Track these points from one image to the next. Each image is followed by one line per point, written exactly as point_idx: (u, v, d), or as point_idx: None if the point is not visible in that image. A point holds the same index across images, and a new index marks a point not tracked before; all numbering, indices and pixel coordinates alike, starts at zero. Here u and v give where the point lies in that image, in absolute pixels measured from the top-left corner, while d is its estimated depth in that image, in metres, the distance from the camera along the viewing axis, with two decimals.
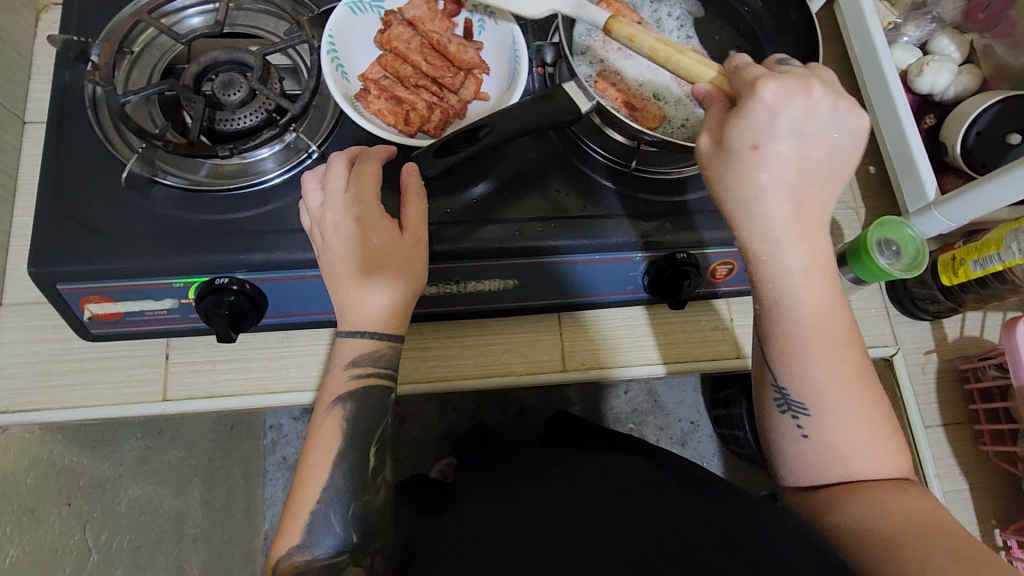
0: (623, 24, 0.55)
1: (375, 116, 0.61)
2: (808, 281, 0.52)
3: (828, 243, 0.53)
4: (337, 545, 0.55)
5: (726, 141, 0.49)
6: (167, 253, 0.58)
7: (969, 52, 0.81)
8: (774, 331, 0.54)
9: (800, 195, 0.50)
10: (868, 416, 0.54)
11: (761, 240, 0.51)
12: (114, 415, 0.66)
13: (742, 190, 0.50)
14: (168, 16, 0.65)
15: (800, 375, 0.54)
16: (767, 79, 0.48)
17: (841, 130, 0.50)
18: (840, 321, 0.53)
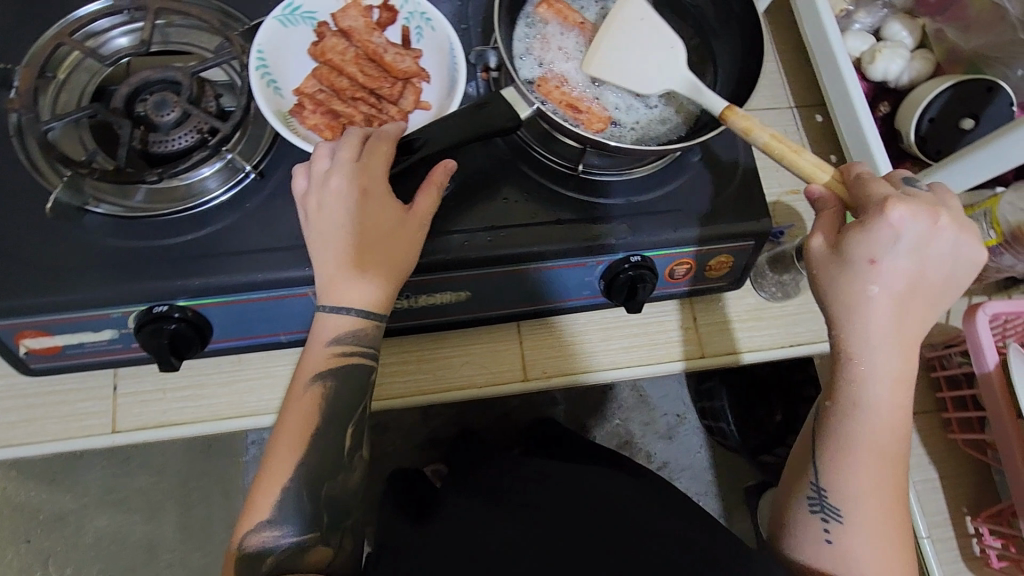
0: (739, 115, 0.55)
1: (311, 131, 0.61)
2: (887, 392, 0.53)
3: (908, 363, 0.53)
4: (304, 524, 0.52)
5: (843, 246, 0.51)
6: (102, 284, 0.56)
7: (922, 37, 0.80)
8: (835, 428, 0.54)
9: (901, 310, 0.52)
10: (901, 545, 0.53)
11: (855, 338, 0.52)
12: (62, 450, 0.64)
13: (849, 294, 0.51)
14: (94, 38, 0.63)
15: (845, 478, 0.53)
16: (899, 199, 0.50)
17: (948, 259, 0.52)
18: (900, 437, 0.54)
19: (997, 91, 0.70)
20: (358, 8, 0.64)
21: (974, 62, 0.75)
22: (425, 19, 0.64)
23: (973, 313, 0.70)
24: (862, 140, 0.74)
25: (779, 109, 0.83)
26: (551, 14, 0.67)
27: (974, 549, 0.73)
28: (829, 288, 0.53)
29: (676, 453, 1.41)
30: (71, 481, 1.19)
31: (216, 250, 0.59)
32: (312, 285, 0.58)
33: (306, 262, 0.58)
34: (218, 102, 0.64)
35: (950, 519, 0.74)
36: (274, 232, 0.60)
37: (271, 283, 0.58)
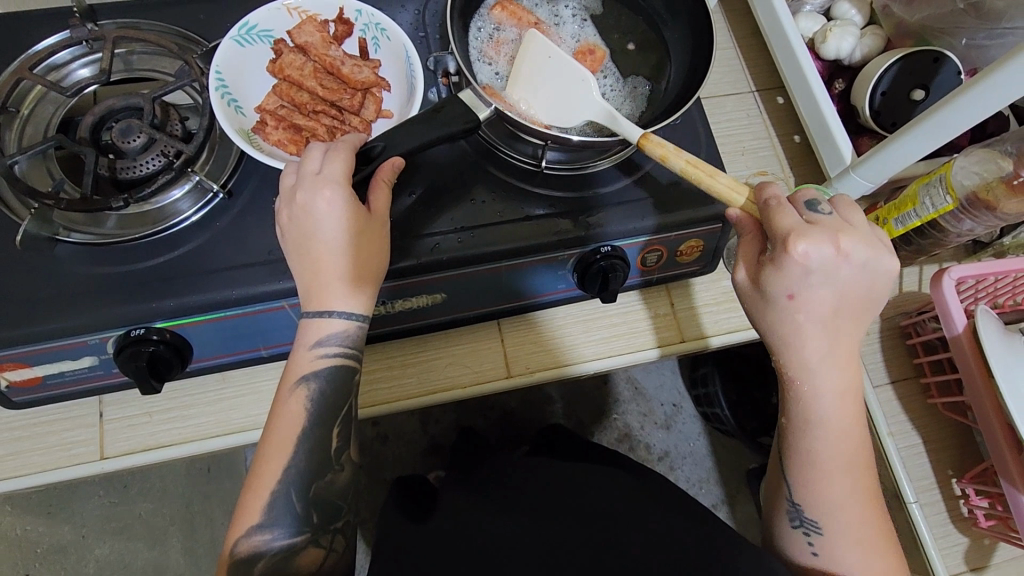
0: (655, 142, 0.56)
1: (275, 147, 0.62)
2: (837, 411, 0.53)
3: (854, 375, 0.53)
4: (296, 524, 0.52)
5: (762, 285, 0.51)
6: (75, 312, 0.57)
7: (871, 13, 0.82)
8: (796, 453, 0.54)
9: (833, 331, 0.51)
10: (886, 547, 0.55)
11: (797, 370, 0.52)
12: (50, 481, 0.65)
13: (781, 329, 0.51)
14: (55, 71, 0.64)
15: (818, 496, 0.54)
16: (799, 235, 0.48)
17: (869, 273, 0.50)
18: (859, 450, 0.54)
19: (943, 61, 0.72)
20: (313, 24, 0.65)
21: (923, 35, 0.77)
22: (380, 30, 0.66)
23: (938, 279, 0.71)
24: (819, 117, 0.75)
25: (740, 94, 0.85)
26: (504, 16, 0.68)
27: (961, 510, 0.75)
28: (763, 325, 0.52)
29: (675, 442, 1.41)
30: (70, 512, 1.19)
31: (189, 270, 0.59)
32: (286, 297, 0.59)
33: (279, 276, 0.59)
34: (184, 125, 0.65)
35: (936, 482, 0.75)
36: (247, 248, 0.60)
37: (245, 299, 0.59)
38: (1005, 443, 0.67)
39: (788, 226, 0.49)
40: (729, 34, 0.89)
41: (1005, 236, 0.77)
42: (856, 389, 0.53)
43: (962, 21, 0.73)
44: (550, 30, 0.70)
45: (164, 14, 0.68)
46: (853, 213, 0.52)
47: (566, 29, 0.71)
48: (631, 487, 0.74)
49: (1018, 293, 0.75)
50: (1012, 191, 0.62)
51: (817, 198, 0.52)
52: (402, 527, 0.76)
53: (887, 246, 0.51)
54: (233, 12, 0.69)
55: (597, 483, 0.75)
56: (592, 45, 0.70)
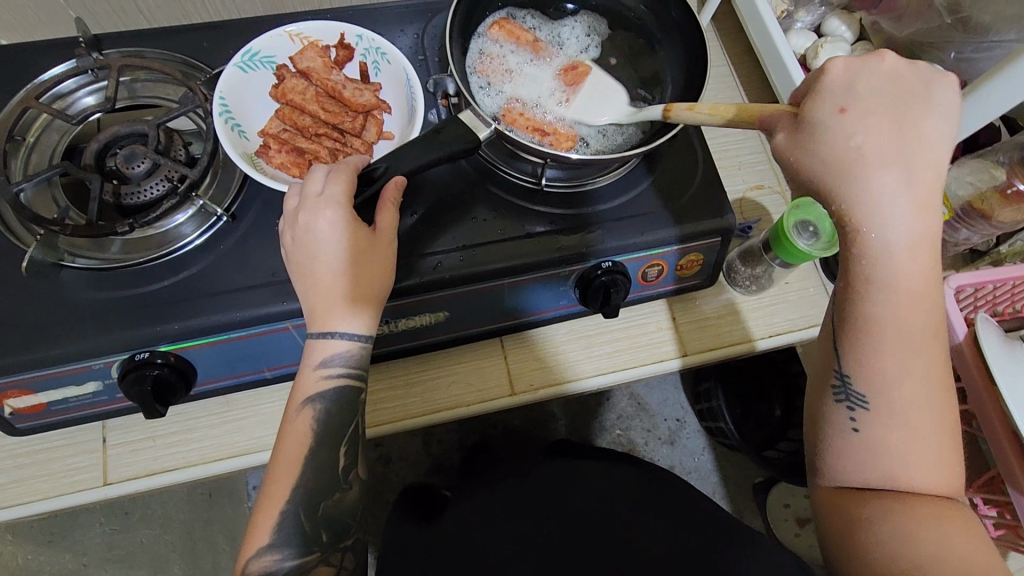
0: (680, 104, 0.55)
1: (278, 170, 0.62)
2: (904, 260, 0.47)
3: (927, 219, 0.47)
4: (304, 544, 0.52)
5: (811, 111, 0.47)
6: (80, 336, 0.57)
7: (860, 30, 0.84)
8: (855, 317, 0.49)
9: (902, 157, 0.46)
10: (938, 423, 0.50)
11: (861, 207, 0.46)
12: (54, 508, 0.64)
13: (838, 155, 0.46)
14: (60, 99, 0.65)
15: (872, 363, 0.49)
16: (837, 59, 0.47)
17: (932, 102, 0.47)
18: (926, 309, 0.48)
19: None
20: (315, 49, 0.67)
21: (912, 49, 0.79)
22: (380, 54, 0.67)
23: None
24: None
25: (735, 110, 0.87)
26: (498, 31, 0.70)
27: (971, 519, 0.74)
28: (816, 161, 0.47)
29: (680, 457, 1.40)
30: (71, 540, 1.18)
31: (194, 293, 0.59)
32: (290, 318, 0.59)
33: (284, 297, 0.59)
34: (187, 150, 0.66)
35: None
36: (252, 269, 0.61)
37: (250, 320, 0.59)
38: (1011, 452, 0.67)
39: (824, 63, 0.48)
40: (722, 51, 0.91)
41: (1002, 245, 0.77)
42: (928, 236, 0.47)
43: (950, 35, 0.75)
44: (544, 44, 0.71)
45: (168, 41, 0.69)
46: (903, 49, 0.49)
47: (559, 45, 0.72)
48: (638, 500, 0.74)
49: (1018, 300, 0.75)
50: (1007, 201, 0.64)
51: None
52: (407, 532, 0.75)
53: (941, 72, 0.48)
54: (236, 38, 0.71)
55: (601, 497, 0.75)
56: (575, 63, 0.70)
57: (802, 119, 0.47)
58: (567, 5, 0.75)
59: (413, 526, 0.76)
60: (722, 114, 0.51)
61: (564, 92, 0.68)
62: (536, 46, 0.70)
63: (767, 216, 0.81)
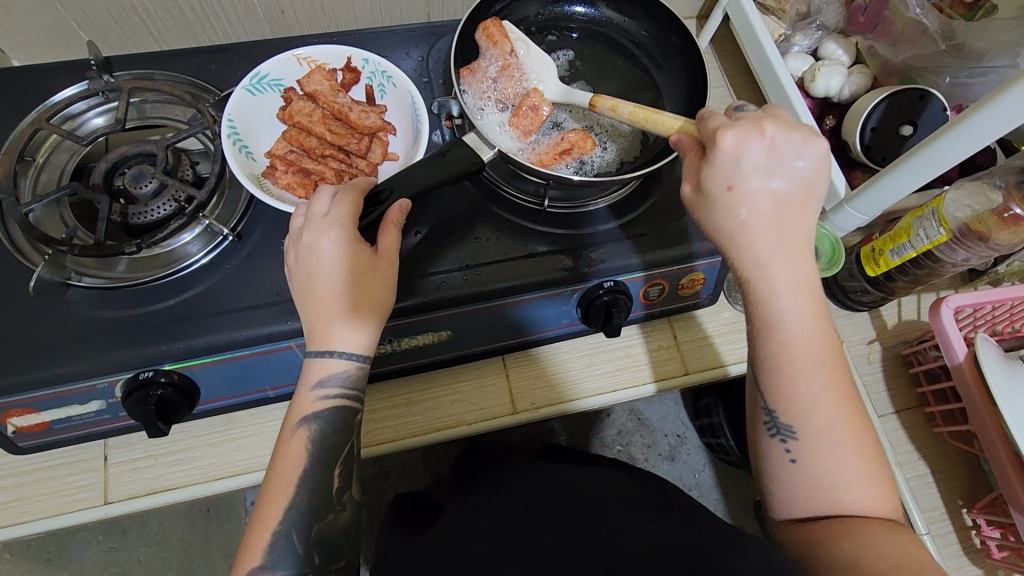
0: (606, 99, 0.62)
1: (285, 191, 0.63)
2: (796, 302, 0.52)
3: (808, 266, 0.53)
4: (297, 566, 0.51)
5: (702, 182, 0.52)
6: (84, 355, 0.57)
7: (857, 53, 0.85)
8: (765, 355, 0.53)
9: (781, 216, 0.52)
10: (863, 449, 0.51)
11: (750, 264, 0.52)
12: (53, 527, 0.64)
13: (726, 222, 0.52)
14: (70, 121, 0.66)
15: (791, 399, 0.52)
16: (725, 131, 0.51)
17: (804, 160, 0.52)
18: (826, 343, 0.52)
19: (929, 99, 0.75)
20: (322, 72, 0.68)
21: (907, 73, 0.81)
22: (386, 77, 0.68)
23: (936, 308, 0.72)
24: None
25: None
26: (485, 40, 0.68)
27: (974, 542, 0.73)
28: (712, 228, 0.53)
29: (681, 473, 1.40)
30: (69, 558, 1.17)
31: (198, 311, 0.60)
32: (293, 337, 0.60)
33: (287, 316, 0.60)
34: (194, 169, 0.67)
35: (946, 513, 0.74)
36: (255, 289, 0.61)
37: (254, 340, 0.59)
38: (1013, 473, 0.66)
39: (716, 127, 0.53)
40: (722, 74, 0.93)
41: (1000, 265, 0.79)
42: (813, 281, 0.53)
43: (944, 60, 0.76)
44: (519, 69, 0.68)
45: (179, 64, 0.71)
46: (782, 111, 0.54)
47: (536, 73, 0.68)
48: (635, 494, 0.74)
49: (1015, 320, 0.75)
50: (1004, 223, 0.65)
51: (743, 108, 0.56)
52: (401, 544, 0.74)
53: (815, 132, 0.53)
54: (246, 61, 0.72)
55: (598, 488, 0.74)
56: (535, 100, 0.66)
57: (698, 188, 0.52)
58: (570, 30, 0.76)
59: (412, 534, 0.76)
60: (642, 122, 0.59)
61: (510, 133, 0.67)
62: (509, 78, 0.67)
63: None
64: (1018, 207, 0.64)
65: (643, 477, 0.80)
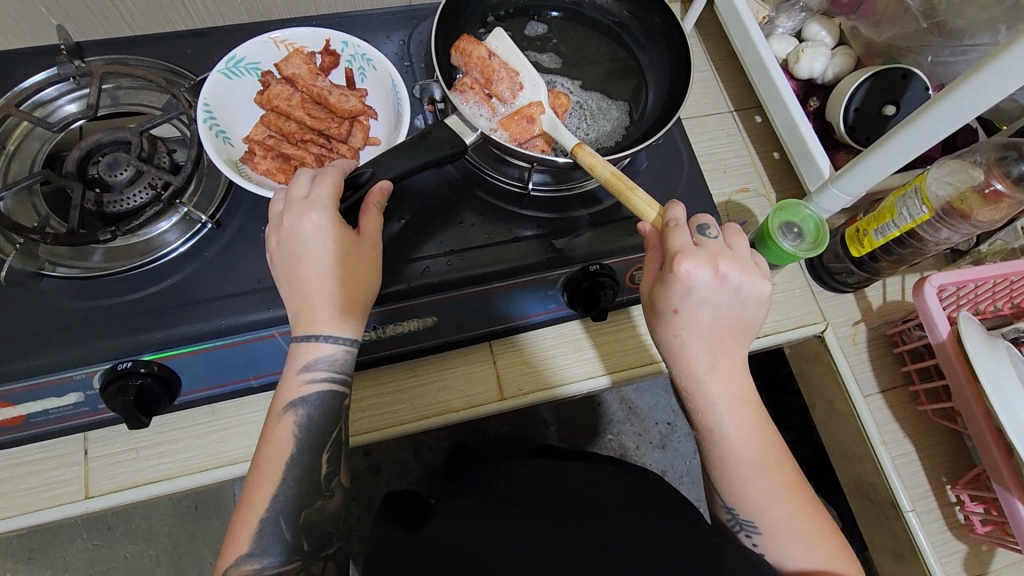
0: (586, 151, 0.58)
1: (264, 176, 0.62)
2: (734, 413, 0.55)
3: (743, 380, 0.56)
4: (286, 552, 0.51)
5: (654, 299, 0.54)
6: (61, 345, 0.56)
7: (840, 35, 0.85)
8: (713, 461, 0.57)
9: (721, 343, 0.55)
10: (820, 531, 0.55)
11: (688, 384, 0.55)
12: (35, 523, 0.63)
13: (671, 343, 0.55)
14: (41, 108, 0.65)
15: (744, 501, 0.56)
16: (681, 261, 0.51)
17: (749, 299, 0.54)
18: (765, 445, 0.56)
19: (911, 78, 0.76)
20: (300, 56, 0.67)
21: (889, 54, 0.81)
22: (366, 60, 0.67)
23: (920, 287, 0.73)
24: (798, 136, 0.77)
25: (720, 114, 0.88)
26: (461, 58, 0.66)
27: (957, 517, 0.74)
28: (661, 345, 0.56)
29: (672, 461, 1.40)
30: (53, 556, 1.16)
31: (178, 300, 0.59)
32: (277, 325, 0.59)
33: (270, 303, 0.59)
34: (171, 156, 0.66)
35: (931, 490, 0.75)
36: (237, 277, 0.60)
37: (235, 328, 0.58)
38: (995, 449, 0.67)
39: (676, 248, 0.53)
40: (705, 58, 0.92)
41: (982, 244, 0.80)
42: (746, 393, 0.56)
43: (926, 39, 0.77)
44: (510, 82, 0.65)
45: (154, 50, 0.70)
46: (738, 238, 0.55)
47: (531, 83, 0.65)
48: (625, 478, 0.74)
49: (998, 299, 0.76)
50: (985, 201, 0.65)
51: (709, 225, 0.55)
52: (391, 540, 0.73)
53: (763, 272, 0.54)
54: (222, 46, 0.71)
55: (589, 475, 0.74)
56: (535, 111, 0.63)
57: (649, 305, 0.55)
58: (552, 12, 0.75)
59: (403, 528, 0.76)
60: (616, 188, 0.57)
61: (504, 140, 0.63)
62: (501, 81, 0.64)
63: (753, 217, 0.82)
64: (999, 183, 0.64)
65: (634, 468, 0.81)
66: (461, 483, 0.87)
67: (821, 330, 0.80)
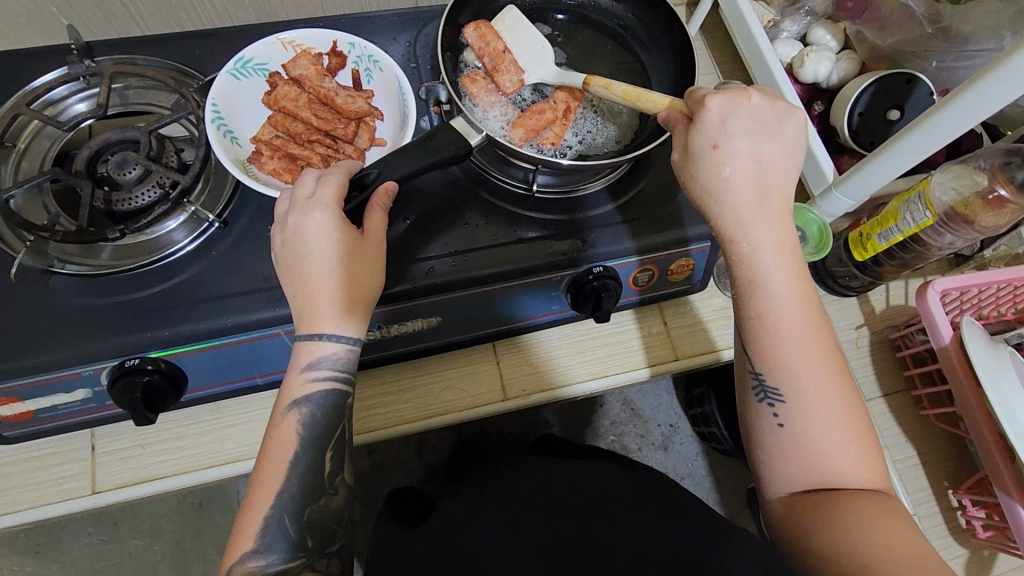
0: (599, 78, 0.61)
1: (271, 176, 0.63)
2: (780, 263, 0.51)
3: (789, 229, 0.52)
4: (291, 549, 0.52)
5: (688, 144, 0.52)
6: (70, 342, 0.56)
7: (845, 39, 0.86)
8: (748, 314, 0.52)
9: (763, 179, 0.51)
10: (851, 408, 0.51)
11: (731, 224, 0.51)
12: (43, 518, 0.64)
13: (710, 182, 0.51)
14: (51, 106, 0.65)
15: (777, 360, 0.51)
16: (712, 94, 0.51)
17: (789, 133, 0.52)
18: (810, 312, 0.51)
19: (916, 83, 0.76)
20: (308, 57, 0.67)
21: (895, 58, 0.81)
22: (373, 62, 0.68)
23: (923, 292, 0.73)
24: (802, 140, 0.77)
25: None
26: (477, 39, 0.67)
27: (959, 522, 0.74)
28: (695, 188, 0.52)
29: (674, 462, 1.40)
30: (59, 551, 1.16)
31: (185, 298, 0.59)
32: (282, 324, 0.59)
33: (275, 302, 0.59)
34: (179, 156, 0.66)
35: (933, 494, 0.75)
36: (244, 276, 0.61)
37: (241, 327, 0.59)
38: (997, 454, 0.67)
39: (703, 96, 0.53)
40: (711, 61, 0.93)
41: (986, 249, 0.80)
42: (794, 246, 0.52)
43: (932, 44, 0.77)
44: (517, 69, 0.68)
45: (163, 50, 0.70)
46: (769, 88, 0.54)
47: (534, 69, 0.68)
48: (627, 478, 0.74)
49: (1001, 304, 0.76)
50: (989, 206, 0.65)
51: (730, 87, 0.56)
52: (394, 537, 0.74)
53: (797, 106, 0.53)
54: (230, 47, 0.72)
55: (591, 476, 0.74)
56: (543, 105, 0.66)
57: (683, 150, 0.52)
58: (557, 15, 0.76)
59: (405, 526, 0.76)
60: (634, 98, 0.58)
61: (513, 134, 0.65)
62: (505, 72, 0.67)
63: None
64: (1003, 189, 0.64)
65: (636, 469, 0.81)
66: (462, 482, 0.87)
67: None
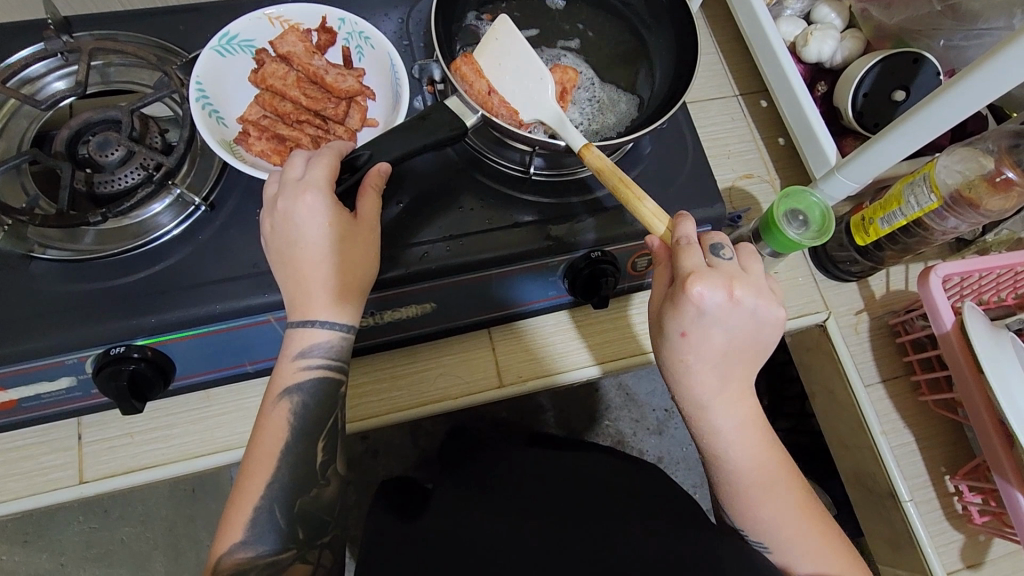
0: (594, 153, 0.57)
1: (259, 158, 0.61)
2: (739, 437, 0.55)
3: (750, 402, 0.55)
4: (280, 541, 0.51)
5: (662, 319, 0.53)
6: (51, 330, 0.55)
7: (849, 17, 0.84)
8: (719, 482, 0.57)
9: (726, 367, 0.53)
10: (834, 551, 0.55)
11: (694, 408, 0.54)
12: (30, 508, 0.62)
13: (675, 365, 0.54)
14: (28, 85, 0.63)
15: (753, 521, 0.56)
16: (697, 280, 0.50)
17: (762, 323, 0.53)
18: (776, 470, 0.56)
19: (921, 63, 0.74)
20: (296, 33, 0.65)
21: (901, 37, 0.79)
22: (364, 38, 0.65)
23: (925, 277, 0.72)
24: (804, 121, 0.75)
25: (724, 98, 0.86)
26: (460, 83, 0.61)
27: (956, 507, 0.74)
28: (664, 364, 0.55)
29: (668, 447, 1.41)
30: (50, 539, 1.16)
31: (171, 285, 0.57)
32: (272, 310, 0.58)
33: (265, 289, 0.57)
34: (164, 137, 0.64)
35: (930, 480, 0.75)
36: (233, 260, 0.59)
37: (232, 313, 0.57)
38: (999, 441, 0.67)
39: (692, 269, 0.51)
40: (711, 40, 0.90)
41: (988, 233, 0.79)
42: (756, 417, 0.55)
43: (940, 22, 0.75)
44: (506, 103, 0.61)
45: (143, 26, 0.67)
46: (751, 262, 0.55)
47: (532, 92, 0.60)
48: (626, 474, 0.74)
49: (1002, 289, 0.75)
50: (995, 189, 0.63)
51: (722, 244, 0.54)
52: (388, 524, 0.73)
53: (777, 300, 0.54)
54: (215, 22, 0.69)
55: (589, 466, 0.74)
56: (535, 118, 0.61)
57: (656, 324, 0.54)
58: None
59: (400, 514, 0.76)
60: (622, 192, 0.55)
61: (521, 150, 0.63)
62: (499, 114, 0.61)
63: (757, 204, 0.80)
64: (1011, 171, 0.63)
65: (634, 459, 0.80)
66: (459, 471, 0.86)
67: (824, 319, 0.79)
